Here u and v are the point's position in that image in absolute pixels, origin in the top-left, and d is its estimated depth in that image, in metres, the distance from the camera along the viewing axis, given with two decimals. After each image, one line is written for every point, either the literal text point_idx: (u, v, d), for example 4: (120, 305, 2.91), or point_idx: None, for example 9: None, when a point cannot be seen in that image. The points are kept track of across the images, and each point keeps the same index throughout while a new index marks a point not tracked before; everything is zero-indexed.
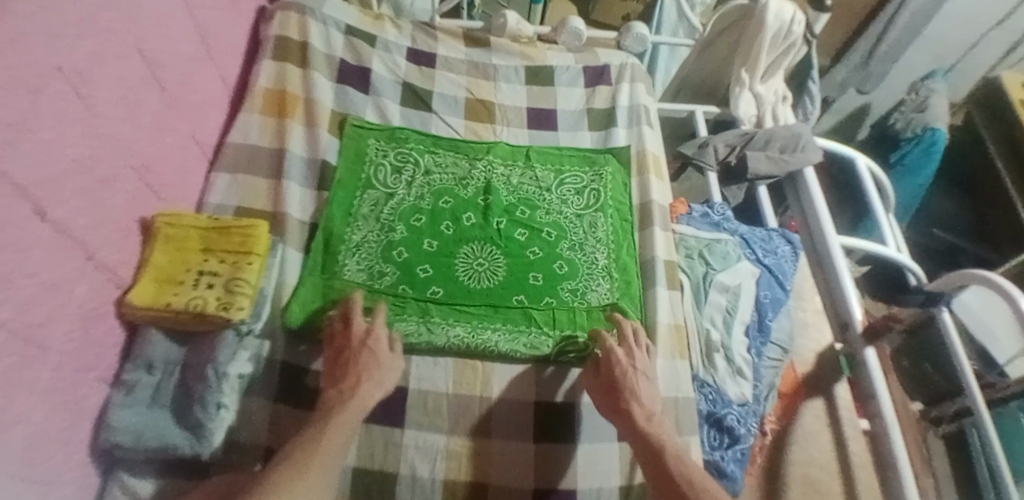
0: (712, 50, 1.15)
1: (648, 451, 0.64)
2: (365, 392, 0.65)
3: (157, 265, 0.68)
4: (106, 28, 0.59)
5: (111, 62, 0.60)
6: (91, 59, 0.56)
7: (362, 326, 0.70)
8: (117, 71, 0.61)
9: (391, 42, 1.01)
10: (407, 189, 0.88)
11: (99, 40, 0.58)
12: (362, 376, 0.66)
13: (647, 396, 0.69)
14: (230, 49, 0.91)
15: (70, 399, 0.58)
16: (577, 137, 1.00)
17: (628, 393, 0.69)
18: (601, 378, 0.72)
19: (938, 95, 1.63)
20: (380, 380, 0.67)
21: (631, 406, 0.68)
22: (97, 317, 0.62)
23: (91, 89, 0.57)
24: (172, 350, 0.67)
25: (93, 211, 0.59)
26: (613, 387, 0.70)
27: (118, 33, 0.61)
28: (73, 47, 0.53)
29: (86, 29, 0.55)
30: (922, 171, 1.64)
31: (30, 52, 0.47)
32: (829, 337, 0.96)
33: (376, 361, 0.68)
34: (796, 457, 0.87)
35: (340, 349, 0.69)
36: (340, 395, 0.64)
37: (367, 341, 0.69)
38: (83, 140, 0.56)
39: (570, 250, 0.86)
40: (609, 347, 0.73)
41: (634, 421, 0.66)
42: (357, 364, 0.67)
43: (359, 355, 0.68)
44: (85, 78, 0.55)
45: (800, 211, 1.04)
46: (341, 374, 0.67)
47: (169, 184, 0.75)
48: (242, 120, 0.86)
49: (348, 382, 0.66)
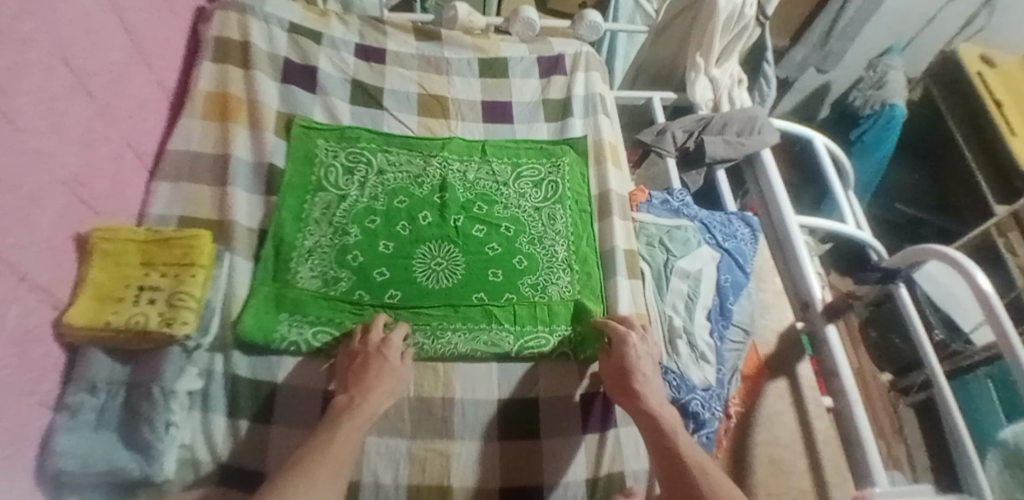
0: (666, 35, 1.15)
1: (661, 434, 0.63)
2: (374, 400, 0.65)
3: (95, 283, 0.65)
4: (28, 38, 0.55)
5: (35, 74, 0.57)
6: (13, 71, 0.53)
7: (378, 334, 0.72)
8: (43, 82, 0.58)
9: (337, 38, 0.98)
10: (360, 191, 0.86)
11: (20, 51, 0.54)
12: (371, 384, 0.66)
13: (656, 388, 0.70)
14: (165, 52, 0.87)
15: (11, 428, 0.55)
16: (533, 129, 0.98)
17: (640, 378, 0.70)
18: (612, 361, 0.72)
19: (895, 71, 1.67)
20: (390, 389, 0.68)
21: (640, 391, 0.68)
22: (34, 340, 0.59)
23: (14, 103, 0.54)
24: (116, 370, 0.65)
25: (22, 230, 0.56)
26: (624, 370, 0.70)
27: (42, 40, 0.58)
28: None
29: (7, 42, 0.52)
30: (881, 147, 1.65)
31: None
32: (790, 317, 0.97)
33: (389, 367, 0.69)
34: (760, 437, 0.87)
35: (355, 354, 0.70)
36: (350, 400, 0.65)
37: (383, 348, 0.70)
38: (7, 156, 0.53)
39: (530, 244, 0.85)
40: (624, 334, 0.73)
41: (643, 403, 0.67)
42: (369, 372, 0.68)
43: (373, 361, 0.69)
44: (6, 93, 0.52)
45: (759, 193, 1.05)
46: (352, 380, 0.68)
47: (105, 195, 0.72)
48: (183, 125, 0.83)
49: (359, 387, 0.66)
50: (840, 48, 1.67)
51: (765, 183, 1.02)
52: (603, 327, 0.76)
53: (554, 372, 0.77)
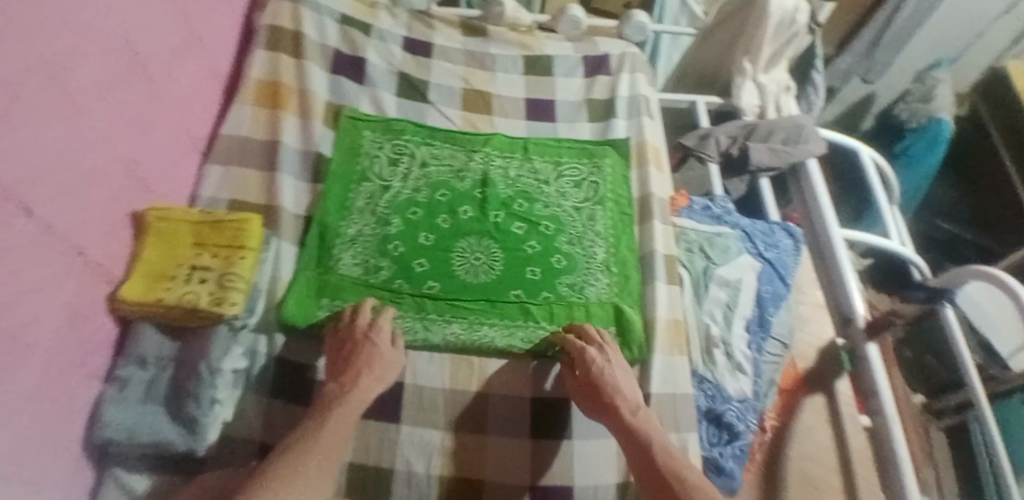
0: (713, 39, 1.14)
1: (639, 444, 0.63)
2: (365, 386, 0.65)
3: (148, 261, 0.67)
4: (89, 21, 0.57)
5: (94, 55, 0.58)
6: (74, 52, 0.54)
7: (366, 318, 0.71)
8: (100, 65, 0.59)
9: (385, 31, 0.99)
10: (403, 182, 0.86)
11: (81, 33, 0.55)
12: (362, 370, 0.66)
13: (627, 392, 0.68)
14: (220, 39, 0.89)
15: (61, 397, 0.57)
16: (575, 128, 0.98)
17: (611, 389, 0.68)
18: (580, 375, 0.71)
19: (943, 84, 1.62)
20: (381, 375, 0.67)
21: (614, 402, 0.67)
22: (88, 313, 0.61)
23: (73, 85, 0.55)
24: (164, 346, 0.67)
25: (78, 207, 0.57)
26: (593, 384, 0.70)
27: (101, 23, 0.59)
28: (53, 40, 0.51)
29: (69, 23, 0.53)
30: (924, 162, 1.61)
31: (10, 48, 0.45)
32: (830, 332, 0.94)
33: (379, 354, 0.68)
34: (794, 451, 0.85)
35: (344, 341, 0.70)
36: (340, 388, 0.65)
37: (371, 333, 0.69)
38: (64, 136, 0.54)
39: (569, 244, 0.84)
40: (581, 347, 0.72)
41: (619, 415, 0.66)
42: (358, 358, 0.67)
43: (359, 348, 0.68)
44: (68, 73, 0.54)
45: (802, 202, 1.03)
46: (342, 368, 0.67)
47: (158, 176, 0.74)
48: (235, 111, 0.85)
49: (348, 375, 0.66)
50: (887, 58, 1.63)
51: (809, 196, 1.01)
52: (562, 343, 0.74)
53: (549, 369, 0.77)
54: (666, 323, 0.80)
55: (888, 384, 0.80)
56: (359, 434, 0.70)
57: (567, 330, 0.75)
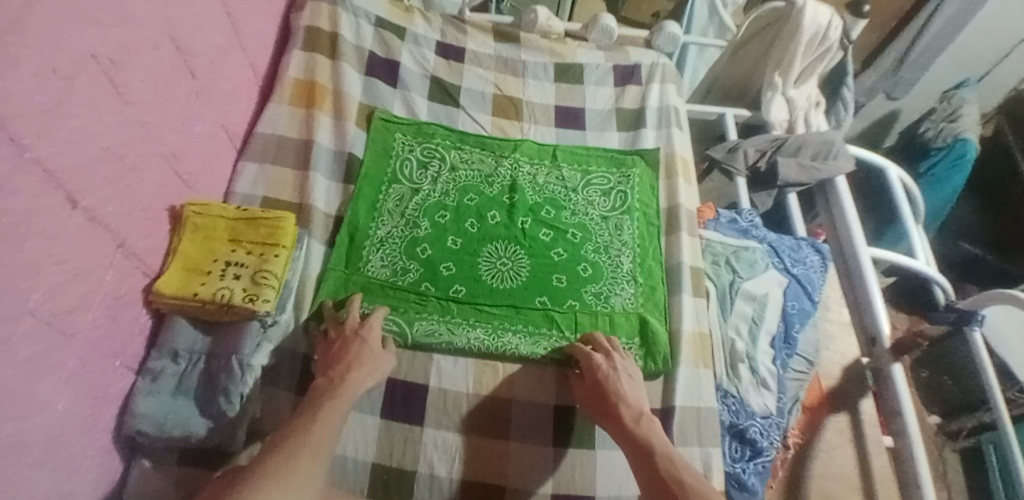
0: (745, 52, 1.14)
1: (644, 453, 0.63)
2: (353, 381, 0.65)
3: (185, 255, 0.68)
4: (141, 14, 0.58)
5: (144, 50, 0.59)
6: (125, 46, 0.55)
7: (356, 318, 0.72)
8: (149, 57, 0.60)
9: (420, 35, 1.00)
10: (432, 185, 0.87)
11: (133, 28, 0.56)
12: (352, 365, 0.66)
13: (632, 399, 0.69)
14: (259, 38, 0.90)
15: (96, 386, 0.58)
16: (605, 137, 0.98)
17: (615, 396, 0.69)
18: (586, 385, 0.72)
19: (969, 104, 1.59)
20: (371, 369, 0.67)
21: (618, 409, 0.68)
22: (126, 304, 0.62)
23: (123, 79, 0.56)
24: (197, 339, 0.67)
25: (122, 199, 0.58)
26: (600, 389, 0.70)
27: (152, 20, 0.60)
28: (105, 34, 0.52)
29: (122, 17, 0.54)
30: (951, 182, 1.57)
31: (60, 39, 0.45)
32: (855, 353, 0.92)
33: (368, 349, 0.69)
34: (816, 470, 0.84)
35: (333, 341, 0.70)
36: (330, 383, 0.65)
37: (361, 331, 0.70)
38: (113, 129, 0.55)
39: (595, 253, 0.84)
40: (587, 353, 0.73)
41: (622, 424, 0.67)
42: (348, 353, 0.68)
43: (349, 344, 0.69)
44: (118, 67, 0.55)
45: (829, 216, 1.03)
46: (332, 361, 0.68)
47: (198, 172, 0.75)
48: (271, 109, 0.87)
49: (338, 370, 0.66)
50: (912, 75, 1.62)
51: (836, 209, 1.00)
52: (570, 351, 0.75)
53: (542, 373, 0.77)
54: (693, 334, 0.81)
55: (911, 402, 0.78)
56: (381, 434, 0.70)
57: (590, 338, 0.75)
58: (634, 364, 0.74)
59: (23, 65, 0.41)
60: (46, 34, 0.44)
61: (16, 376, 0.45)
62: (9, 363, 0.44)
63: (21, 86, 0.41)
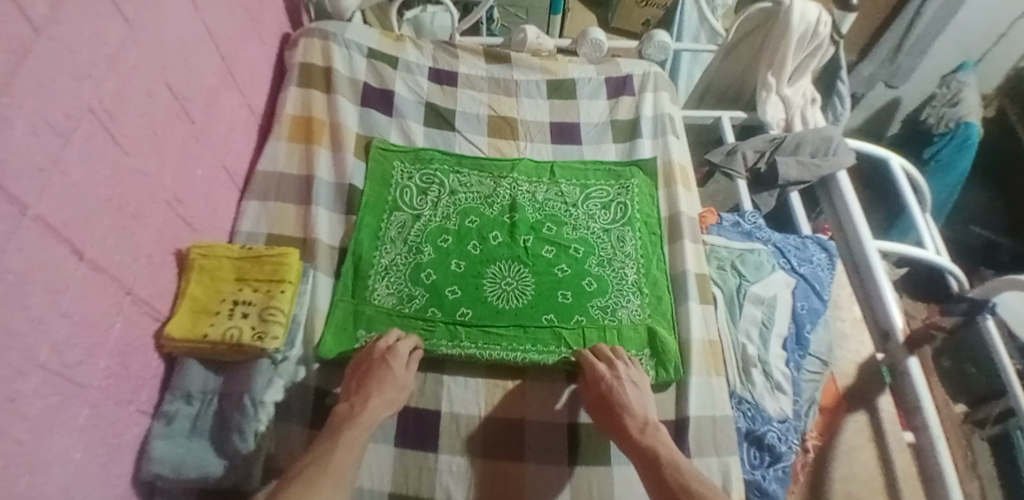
0: (736, 53, 1.14)
1: (655, 465, 0.63)
2: (373, 408, 0.66)
3: (192, 297, 0.69)
4: (134, 64, 0.59)
5: (139, 99, 0.60)
6: (119, 97, 0.57)
7: (386, 342, 0.72)
8: (145, 106, 0.62)
9: (412, 63, 1.02)
10: (433, 210, 0.88)
11: (127, 77, 0.58)
12: (373, 392, 0.67)
13: (639, 409, 0.69)
14: (255, 78, 0.92)
15: (111, 434, 0.59)
16: (601, 150, 0.99)
17: (620, 407, 0.69)
18: (591, 397, 0.72)
19: (969, 88, 1.56)
20: (391, 398, 0.68)
21: (623, 420, 0.68)
22: (137, 350, 0.63)
23: (121, 129, 0.57)
24: (209, 380, 0.68)
25: (127, 247, 0.60)
26: (604, 400, 0.70)
27: (146, 69, 0.62)
28: (100, 87, 0.53)
29: (116, 69, 0.56)
30: (957, 167, 1.54)
31: (52, 97, 0.47)
32: (871, 349, 0.89)
33: (392, 376, 0.69)
34: (838, 473, 0.79)
35: (360, 361, 0.71)
36: (350, 410, 0.66)
37: (388, 356, 0.70)
38: (114, 179, 0.56)
39: (599, 266, 0.84)
40: (590, 363, 0.73)
41: (627, 435, 0.67)
42: (372, 379, 0.69)
43: (376, 369, 0.69)
44: (115, 119, 0.56)
45: (833, 215, 1.02)
46: (355, 388, 0.69)
47: (201, 214, 0.76)
48: (270, 146, 0.89)
49: (359, 397, 0.68)
50: (910, 63, 1.60)
51: (840, 205, 0.99)
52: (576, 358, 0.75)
53: (551, 389, 0.77)
54: (699, 347, 0.80)
55: (930, 398, 0.77)
56: (394, 463, 0.70)
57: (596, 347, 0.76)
58: (641, 373, 0.74)
59: (17, 125, 0.42)
60: (38, 92, 0.45)
61: (28, 430, 0.46)
62: (21, 417, 0.45)
63: (15, 148, 0.42)
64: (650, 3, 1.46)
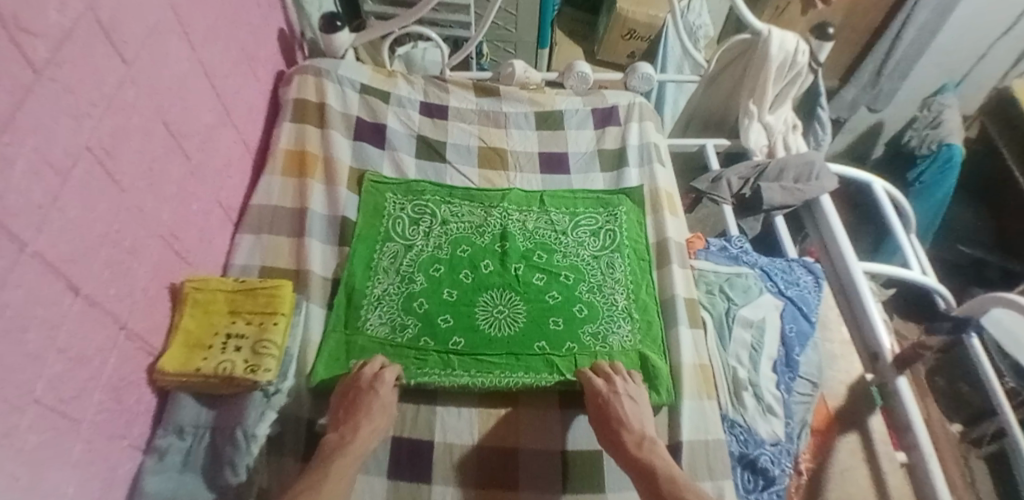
0: (719, 83, 1.19)
1: (654, 482, 0.63)
2: (364, 437, 0.66)
3: (186, 331, 0.69)
4: (132, 104, 0.61)
5: (137, 137, 0.62)
6: (116, 136, 0.58)
7: (372, 369, 0.73)
8: (143, 143, 0.64)
9: (404, 97, 1.05)
10: (424, 240, 0.89)
11: (124, 116, 0.60)
12: (362, 420, 0.68)
13: (639, 422, 0.70)
14: (251, 114, 0.95)
15: (104, 470, 0.58)
16: (589, 179, 1.01)
17: (619, 424, 0.69)
18: (591, 413, 0.72)
19: (950, 109, 1.61)
20: (380, 425, 0.68)
21: (620, 435, 0.69)
22: (131, 385, 0.63)
23: (118, 166, 0.59)
24: (202, 413, 0.68)
25: (122, 282, 0.61)
26: (603, 416, 0.71)
27: (144, 107, 0.64)
28: (98, 127, 0.55)
29: (114, 110, 0.58)
30: (941, 188, 1.57)
31: (52, 137, 0.48)
32: (858, 370, 0.90)
33: (380, 402, 0.70)
34: (833, 494, 0.79)
35: (347, 389, 0.71)
36: (341, 438, 0.66)
37: (375, 384, 0.71)
38: (110, 215, 0.58)
39: (589, 293, 0.86)
40: (587, 378, 0.74)
41: (625, 450, 0.67)
42: (360, 408, 0.69)
43: (363, 398, 0.70)
44: (112, 156, 0.58)
45: (819, 238, 1.04)
46: (343, 417, 0.69)
47: (196, 248, 0.77)
48: (265, 181, 0.91)
49: (348, 426, 0.67)
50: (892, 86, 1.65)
51: (825, 229, 1.02)
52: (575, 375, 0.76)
53: (545, 418, 0.77)
54: (688, 369, 0.80)
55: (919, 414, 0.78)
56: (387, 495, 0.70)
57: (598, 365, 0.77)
58: (639, 388, 0.74)
59: (17, 164, 0.44)
60: (37, 132, 0.46)
61: (24, 465, 0.46)
62: (17, 452, 0.45)
63: (15, 187, 0.44)
64: (634, 37, 1.51)
